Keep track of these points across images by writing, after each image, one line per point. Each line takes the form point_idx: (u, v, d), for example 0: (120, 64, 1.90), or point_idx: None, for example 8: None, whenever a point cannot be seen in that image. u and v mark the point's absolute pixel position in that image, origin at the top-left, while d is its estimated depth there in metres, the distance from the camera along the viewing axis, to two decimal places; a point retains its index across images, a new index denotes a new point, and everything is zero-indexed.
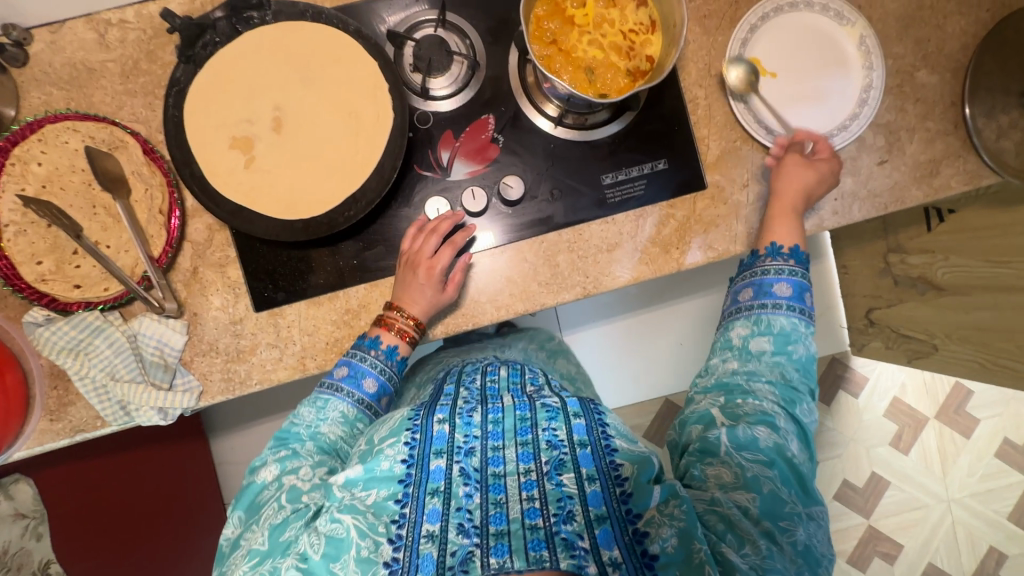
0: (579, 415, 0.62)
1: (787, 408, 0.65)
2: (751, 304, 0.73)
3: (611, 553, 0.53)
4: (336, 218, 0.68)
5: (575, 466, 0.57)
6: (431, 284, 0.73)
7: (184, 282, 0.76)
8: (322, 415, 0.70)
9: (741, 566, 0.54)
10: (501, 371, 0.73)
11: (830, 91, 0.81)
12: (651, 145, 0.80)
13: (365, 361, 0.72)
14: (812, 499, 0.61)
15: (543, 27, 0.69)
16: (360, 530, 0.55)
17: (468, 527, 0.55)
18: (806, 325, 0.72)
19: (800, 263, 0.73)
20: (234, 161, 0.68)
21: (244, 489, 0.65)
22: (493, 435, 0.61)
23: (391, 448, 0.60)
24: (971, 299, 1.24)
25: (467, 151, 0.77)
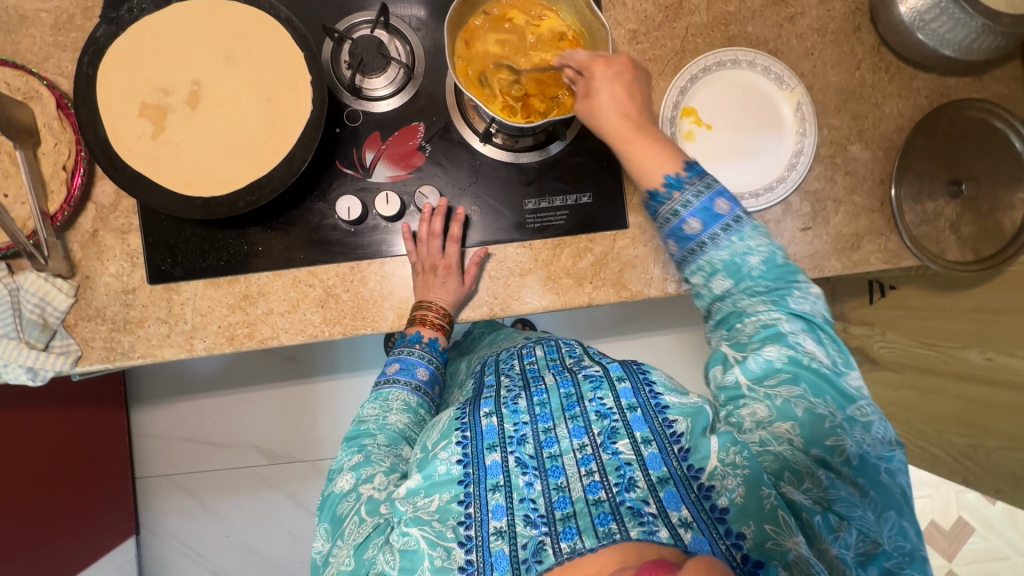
0: (622, 378, 0.64)
1: (783, 305, 0.61)
2: (684, 254, 0.66)
3: (680, 514, 0.53)
4: (236, 201, 0.66)
5: (629, 432, 0.58)
6: (455, 275, 0.76)
7: (82, 243, 0.74)
8: (385, 408, 0.72)
9: (806, 502, 0.55)
10: (538, 352, 0.78)
11: (762, 150, 0.82)
12: (578, 178, 0.80)
13: (413, 354, 0.76)
14: (849, 401, 0.59)
15: (477, 34, 0.71)
16: (430, 540, 0.55)
17: (535, 518, 0.54)
18: (741, 231, 0.64)
19: (690, 184, 0.64)
20: (142, 128, 0.66)
21: (326, 500, 0.65)
22: (543, 418, 0.62)
23: (444, 450, 0.60)
24: (900, 378, 1.26)
25: (391, 155, 0.77)
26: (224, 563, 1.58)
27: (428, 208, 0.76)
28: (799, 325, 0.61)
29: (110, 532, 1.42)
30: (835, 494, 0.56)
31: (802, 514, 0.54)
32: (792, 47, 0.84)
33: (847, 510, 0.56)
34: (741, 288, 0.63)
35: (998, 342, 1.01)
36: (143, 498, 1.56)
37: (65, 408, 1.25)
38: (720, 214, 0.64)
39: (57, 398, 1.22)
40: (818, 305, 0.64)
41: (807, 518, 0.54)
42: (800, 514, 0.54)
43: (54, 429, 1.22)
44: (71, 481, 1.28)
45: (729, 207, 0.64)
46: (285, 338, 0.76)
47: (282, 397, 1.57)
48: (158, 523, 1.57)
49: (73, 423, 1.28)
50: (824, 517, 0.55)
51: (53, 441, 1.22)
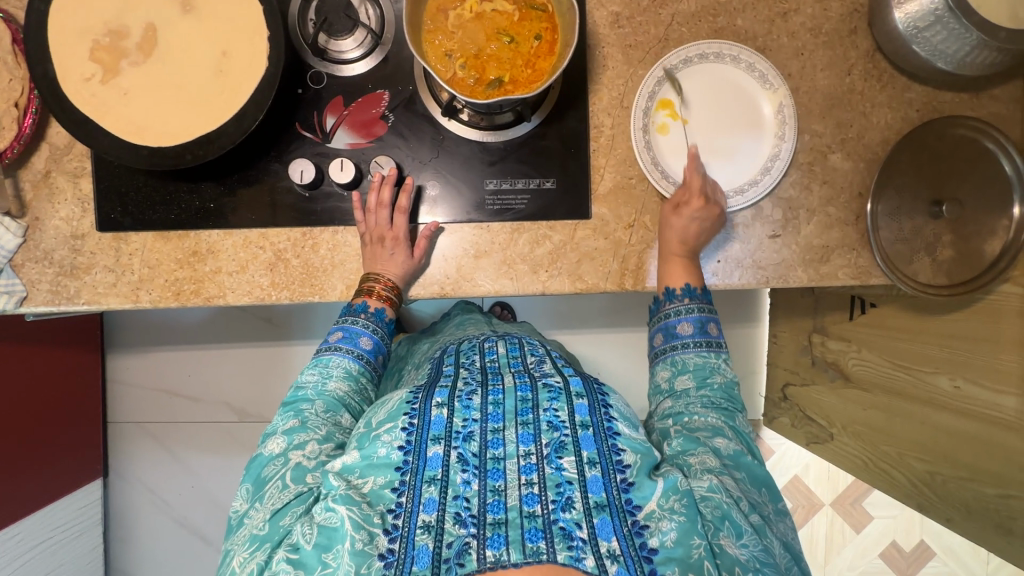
0: (581, 395, 0.64)
1: (729, 413, 0.68)
2: (661, 346, 0.75)
3: (609, 545, 0.53)
4: (183, 154, 0.65)
5: (576, 449, 0.59)
6: (402, 247, 0.74)
7: (34, 184, 0.74)
8: (324, 374, 0.71)
9: (740, 557, 0.55)
10: (501, 348, 0.78)
11: (737, 151, 0.79)
12: (542, 162, 0.78)
13: (357, 323, 0.75)
14: (779, 496, 0.65)
15: (503, 55, 0.66)
16: (354, 522, 0.54)
17: (465, 518, 0.54)
18: (718, 353, 0.73)
19: (698, 299, 0.74)
20: (93, 72, 0.65)
21: (252, 462, 0.64)
22: (494, 418, 0.61)
23: (388, 433, 0.60)
24: (870, 397, 1.24)
25: (353, 122, 0.75)
26: (188, 513, 1.62)
27: (378, 177, 0.74)
28: (740, 435, 0.67)
29: (75, 475, 1.45)
30: (766, 560, 0.56)
31: (733, 569, 0.54)
32: (782, 45, 0.81)
33: None
34: (700, 394, 0.69)
35: (968, 370, 0.99)
36: (114, 442, 1.60)
37: (30, 347, 1.26)
38: (708, 332, 0.74)
39: (18, 339, 1.23)
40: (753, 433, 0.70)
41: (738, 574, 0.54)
42: (730, 567, 0.54)
43: (18, 368, 1.23)
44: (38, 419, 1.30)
45: (717, 333, 0.74)
46: (231, 298, 0.76)
47: (257, 357, 1.58)
48: (126, 467, 1.60)
49: (38, 366, 1.29)
50: None
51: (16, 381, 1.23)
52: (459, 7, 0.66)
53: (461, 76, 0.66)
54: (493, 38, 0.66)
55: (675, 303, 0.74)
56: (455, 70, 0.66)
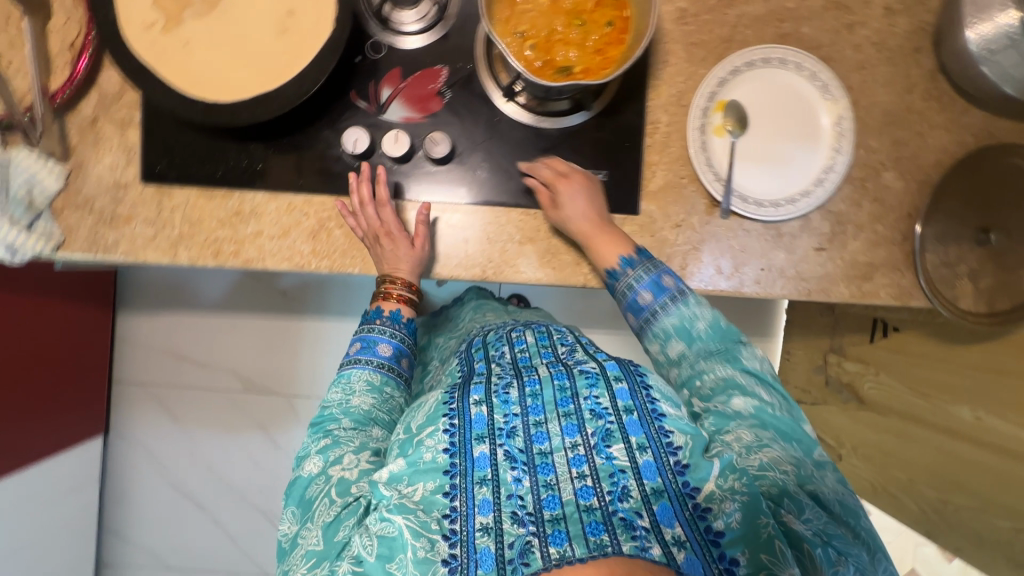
0: (619, 378, 0.63)
1: (734, 363, 0.69)
2: (638, 324, 0.74)
3: (674, 532, 0.53)
4: (240, 112, 0.63)
5: (624, 436, 0.58)
6: (405, 240, 0.73)
7: (80, 129, 0.72)
8: (348, 390, 0.72)
9: (807, 533, 0.55)
10: (529, 337, 0.76)
11: (792, 160, 0.78)
12: (596, 153, 0.77)
13: (373, 330, 0.77)
14: (813, 446, 0.65)
15: (573, 39, 0.65)
16: (413, 530, 0.53)
17: (523, 516, 0.53)
18: (686, 302, 0.72)
19: (641, 264, 0.73)
20: (156, 19, 0.64)
21: (293, 486, 0.64)
22: (534, 411, 0.61)
23: (431, 438, 0.59)
24: (885, 421, 1.24)
25: (410, 96, 0.74)
26: (186, 480, 1.61)
27: (355, 177, 0.73)
28: (754, 379, 0.68)
29: (75, 432, 1.43)
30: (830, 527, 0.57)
31: (802, 545, 0.54)
32: (846, 57, 0.80)
33: (843, 545, 0.56)
34: (695, 350, 0.71)
35: (991, 403, 0.99)
36: (118, 404, 1.58)
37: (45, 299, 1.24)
38: (666, 287, 0.72)
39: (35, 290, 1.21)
40: (764, 364, 0.72)
41: (808, 550, 0.54)
42: (799, 545, 0.54)
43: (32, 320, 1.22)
44: (47, 371, 1.29)
45: (675, 282, 0.73)
46: (270, 263, 0.75)
47: (269, 329, 1.57)
48: (129, 428, 1.59)
49: (50, 319, 1.27)
50: (825, 550, 0.55)
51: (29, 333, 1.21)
52: None
53: (533, 56, 0.65)
54: (565, 22, 0.65)
55: (631, 271, 0.72)
56: (528, 51, 0.65)
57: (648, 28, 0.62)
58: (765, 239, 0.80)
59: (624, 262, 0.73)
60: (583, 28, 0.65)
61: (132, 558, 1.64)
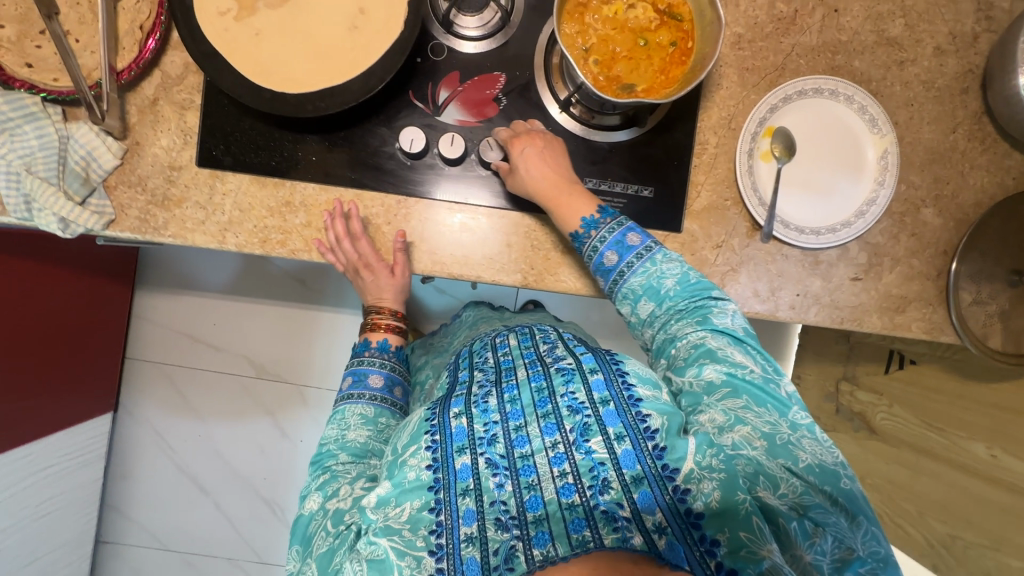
0: (594, 370, 0.63)
1: (704, 324, 0.67)
2: (609, 288, 0.73)
3: (655, 519, 0.53)
4: (304, 103, 0.64)
5: (601, 428, 0.58)
6: (384, 269, 0.77)
7: (140, 109, 0.73)
8: (344, 425, 0.73)
9: (783, 507, 0.55)
10: (512, 340, 0.72)
11: (834, 189, 0.79)
12: (644, 169, 0.78)
13: (363, 361, 0.80)
14: (787, 407, 0.62)
15: (633, 56, 0.67)
16: (399, 550, 0.54)
17: (506, 521, 0.54)
18: (653, 258, 0.71)
19: (605, 222, 0.72)
20: (229, 8, 0.65)
21: (296, 523, 0.66)
22: (513, 416, 0.60)
23: (414, 457, 0.59)
24: (896, 452, 1.25)
25: (466, 99, 0.75)
26: (194, 465, 1.61)
27: (327, 215, 0.74)
28: (725, 339, 0.66)
29: (86, 406, 1.43)
30: (808, 494, 0.56)
31: (778, 520, 0.55)
32: (894, 93, 0.81)
33: (823, 516, 0.56)
34: (665, 309, 0.70)
35: (1006, 441, 1.00)
36: (129, 382, 1.58)
37: (69, 271, 1.24)
38: (632, 244, 0.71)
39: (61, 262, 1.21)
40: (738, 319, 0.70)
41: (783, 524, 0.55)
42: (775, 520, 0.55)
43: (55, 291, 1.22)
44: (64, 343, 1.29)
45: (641, 239, 0.72)
46: (315, 254, 0.75)
47: (286, 317, 1.58)
48: (137, 406, 1.59)
49: (72, 291, 1.27)
50: (800, 523, 0.55)
51: (49, 304, 1.21)
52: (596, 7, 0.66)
53: (593, 69, 0.66)
54: (627, 40, 0.66)
55: (597, 229, 0.71)
56: (590, 64, 0.66)
57: (711, 52, 0.64)
58: (803, 265, 0.81)
59: (586, 221, 0.71)
60: (644, 46, 0.67)
61: (134, 538, 1.64)
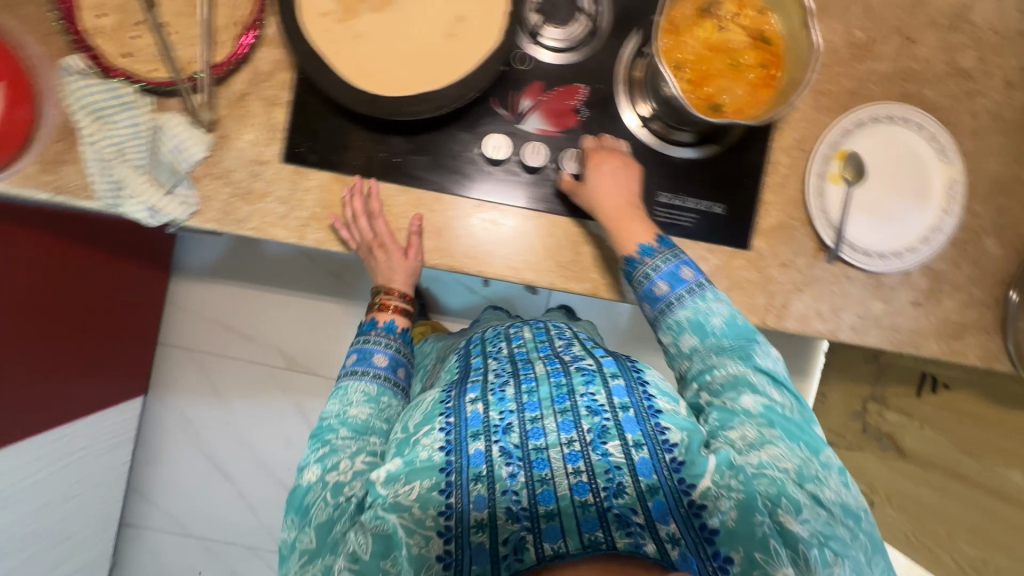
0: (614, 376, 0.65)
1: (746, 360, 0.68)
2: (653, 314, 0.73)
3: (669, 529, 0.55)
4: (399, 107, 0.66)
5: (620, 433, 0.59)
6: (398, 249, 0.75)
7: (228, 102, 0.74)
8: (346, 401, 0.71)
9: (803, 534, 0.57)
10: (527, 334, 0.75)
11: (900, 215, 0.80)
12: (717, 186, 0.80)
13: (369, 341, 0.77)
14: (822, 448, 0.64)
15: (722, 74, 0.68)
16: (407, 528, 0.56)
17: (517, 512, 0.55)
18: (703, 296, 0.72)
19: (660, 252, 0.72)
20: (331, 11, 0.66)
21: (294, 493, 0.66)
22: (529, 407, 0.61)
23: (428, 437, 0.61)
24: (926, 476, 1.26)
25: (548, 109, 0.77)
26: (221, 453, 1.62)
27: (348, 191, 0.74)
28: (766, 378, 0.67)
29: (116, 389, 1.43)
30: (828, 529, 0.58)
31: (797, 546, 0.57)
32: (963, 123, 0.82)
33: (840, 547, 0.59)
34: (708, 345, 0.70)
35: None
36: (158, 368, 1.59)
37: (107, 253, 1.24)
38: (684, 278, 0.72)
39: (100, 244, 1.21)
40: (777, 363, 0.71)
41: (802, 550, 0.57)
42: (794, 545, 0.57)
43: (93, 273, 1.21)
44: (98, 325, 1.28)
45: (693, 274, 0.72)
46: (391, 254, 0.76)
47: (319, 311, 1.59)
48: (168, 393, 1.60)
49: (109, 274, 1.27)
50: (819, 550, 0.57)
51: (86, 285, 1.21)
52: (686, 28, 0.67)
53: (685, 84, 0.67)
54: (717, 58, 0.68)
55: (651, 259, 0.72)
56: (682, 81, 0.67)
57: (802, 78, 0.66)
58: (865, 288, 0.82)
59: (643, 249, 0.72)
60: (733, 65, 0.68)
61: (153, 521, 1.64)
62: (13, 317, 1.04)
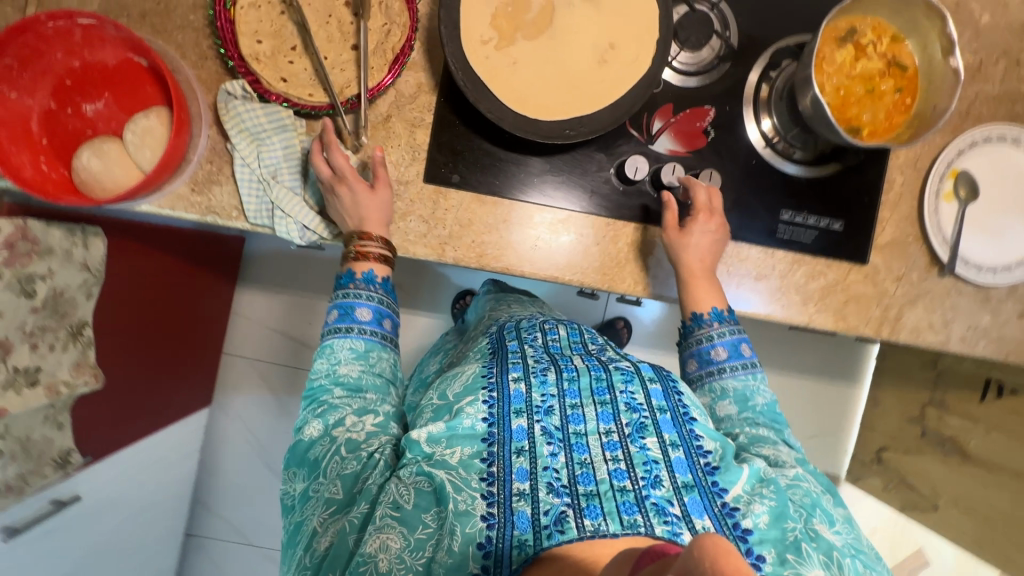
0: (653, 381, 0.65)
1: (778, 431, 0.69)
2: (699, 372, 0.76)
3: (703, 522, 0.55)
4: (556, 130, 0.68)
5: (657, 431, 0.60)
6: (363, 182, 0.71)
7: (373, 124, 0.76)
8: (333, 360, 0.69)
9: (836, 543, 0.56)
10: (562, 330, 0.76)
11: (1012, 231, 0.83)
12: (836, 204, 0.82)
13: (354, 295, 0.72)
14: None
15: (862, 97, 0.72)
16: (455, 485, 0.55)
17: (558, 488, 0.55)
18: (755, 374, 0.74)
19: (728, 322, 0.75)
20: (490, 38, 0.69)
21: (293, 446, 0.65)
22: (570, 394, 0.63)
23: (471, 406, 0.61)
24: (993, 478, 1.18)
25: (678, 131, 0.79)
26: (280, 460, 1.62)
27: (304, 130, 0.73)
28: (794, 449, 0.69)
29: (189, 400, 1.42)
30: (858, 546, 0.58)
31: (832, 553, 0.55)
32: None
33: (867, 561, 0.57)
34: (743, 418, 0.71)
35: None
36: (224, 376, 1.57)
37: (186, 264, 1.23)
38: (744, 353, 0.74)
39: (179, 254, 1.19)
40: None
41: (837, 558, 0.55)
42: (828, 551, 0.55)
43: (173, 284, 1.21)
44: (173, 338, 1.27)
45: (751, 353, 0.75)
46: (528, 271, 0.78)
47: None
48: (231, 402, 1.58)
49: (188, 286, 1.26)
50: (852, 562, 0.56)
51: (167, 296, 1.20)
52: (831, 56, 0.72)
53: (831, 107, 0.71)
54: (858, 82, 0.72)
55: (717, 323, 0.74)
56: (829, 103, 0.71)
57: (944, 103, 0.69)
58: (975, 301, 0.85)
59: (714, 312, 0.75)
60: (873, 89, 0.72)
61: (215, 528, 1.65)
62: (115, 328, 1.05)
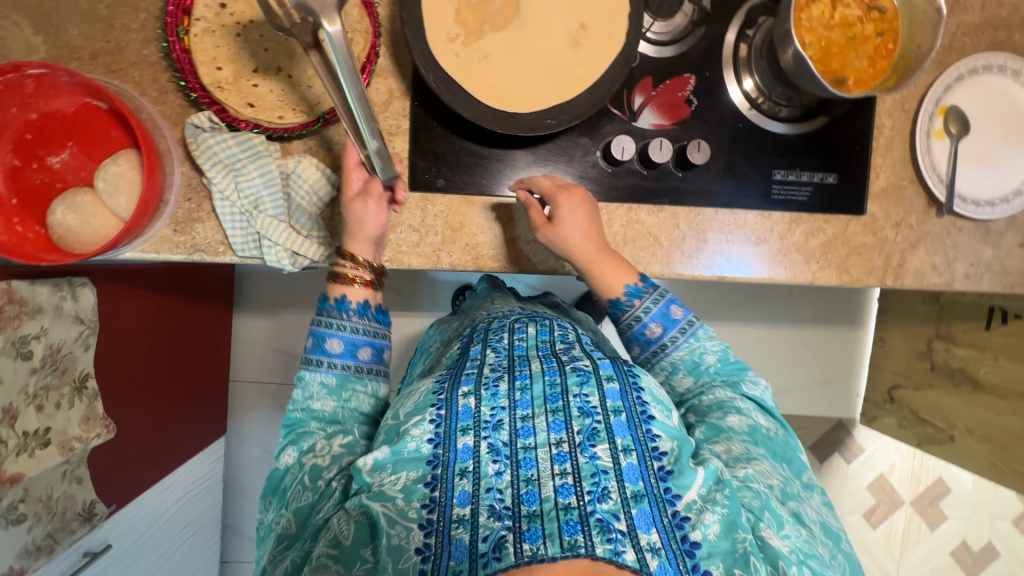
0: (610, 378, 0.62)
1: (738, 387, 0.70)
2: (642, 356, 0.75)
3: (649, 538, 0.51)
4: (537, 121, 0.66)
5: (609, 437, 0.56)
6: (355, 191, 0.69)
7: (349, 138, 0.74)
8: (306, 395, 0.67)
9: (784, 550, 0.54)
10: (530, 329, 0.72)
11: (1007, 161, 0.82)
12: (828, 157, 0.81)
13: (329, 325, 0.68)
14: (802, 470, 0.66)
15: (844, 45, 0.70)
16: (389, 518, 0.53)
17: (499, 511, 0.52)
18: (695, 333, 0.73)
19: (647, 293, 0.73)
20: (456, 35, 0.67)
21: (274, 475, 0.65)
22: (521, 405, 0.59)
23: (416, 427, 0.57)
24: (1006, 404, 1.19)
25: (660, 103, 0.78)
26: None
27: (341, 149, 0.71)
28: (754, 405, 0.69)
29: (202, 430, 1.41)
30: (810, 550, 0.55)
31: (778, 563, 0.53)
32: None
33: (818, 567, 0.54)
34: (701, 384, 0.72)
35: None
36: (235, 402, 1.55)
37: (180, 299, 1.22)
38: (676, 318, 0.73)
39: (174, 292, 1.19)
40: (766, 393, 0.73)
41: (783, 567, 0.52)
42: (775, 560, 0.53)
43: (172, 322, 1.20)
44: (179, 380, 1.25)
45: (682, 313, 0.73)
46: (526, 267, 0.78)
47: None
48: (244, 426, 1.57)
49: (185, 321, 1.25)
50: (799, 568, 0.53)
51: (167, 334, 1.18)
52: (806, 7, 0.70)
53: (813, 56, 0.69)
54: (838, 30, 0.70)
55: (637, 299, 0.72)
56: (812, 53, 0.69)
57: (927, 42, 0.67)
58: (975, 236, 0.84)
59: (628, 290, 0.72)
60: (853, 36, 0.70)
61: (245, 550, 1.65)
62: (115, 368, 1.02)
